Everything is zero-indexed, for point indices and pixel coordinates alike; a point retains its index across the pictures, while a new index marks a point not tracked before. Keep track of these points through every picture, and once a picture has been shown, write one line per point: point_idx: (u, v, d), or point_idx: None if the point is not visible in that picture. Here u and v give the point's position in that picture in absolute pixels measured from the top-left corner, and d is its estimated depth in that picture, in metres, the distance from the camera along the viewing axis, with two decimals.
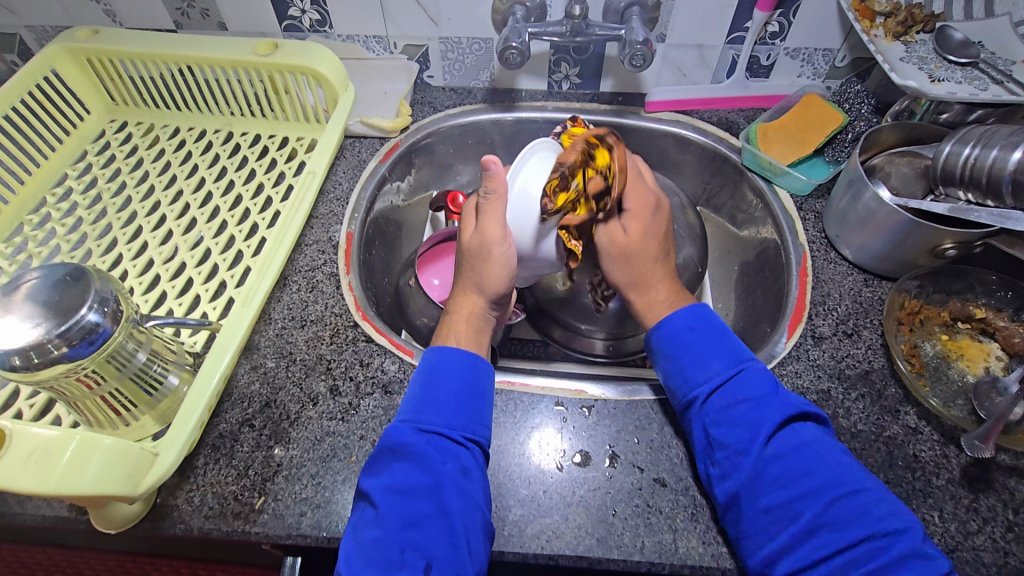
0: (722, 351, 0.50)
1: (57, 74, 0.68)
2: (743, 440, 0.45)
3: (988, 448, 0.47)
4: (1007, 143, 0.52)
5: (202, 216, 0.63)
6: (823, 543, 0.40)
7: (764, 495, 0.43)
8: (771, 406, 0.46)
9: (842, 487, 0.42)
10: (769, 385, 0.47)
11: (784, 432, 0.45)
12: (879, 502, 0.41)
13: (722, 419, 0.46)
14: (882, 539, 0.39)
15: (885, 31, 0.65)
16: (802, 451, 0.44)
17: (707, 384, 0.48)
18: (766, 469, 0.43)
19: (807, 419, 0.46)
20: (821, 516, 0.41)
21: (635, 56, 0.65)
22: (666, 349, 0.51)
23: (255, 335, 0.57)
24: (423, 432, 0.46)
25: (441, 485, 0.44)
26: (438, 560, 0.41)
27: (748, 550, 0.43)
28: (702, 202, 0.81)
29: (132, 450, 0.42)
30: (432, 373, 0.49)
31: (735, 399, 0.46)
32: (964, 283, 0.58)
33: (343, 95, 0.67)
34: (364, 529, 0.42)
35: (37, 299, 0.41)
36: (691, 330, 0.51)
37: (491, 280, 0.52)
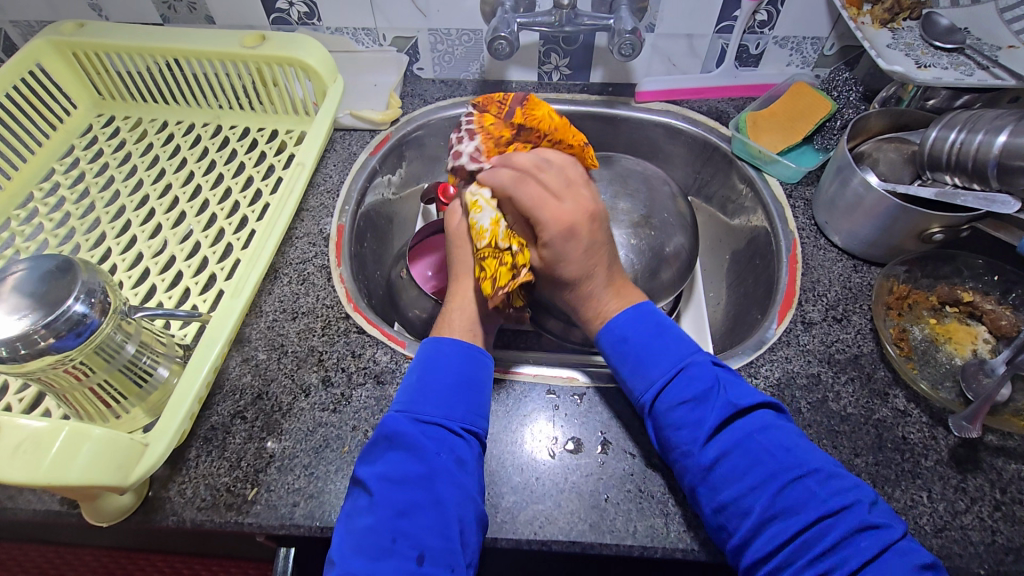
0: (663, 352, 0.49)
1: (42, 68, 0.67)
2: (688, 443, 0.45)
3: (976, 428, 0.48)
4: (992, 128, 0.53)
5: (191, 209, 0.63)
6: (778, 530, 0.40)
7: (715, 492, 0.43)
8: (711, 405, 0.45)
9: (789, 473, 0.42)
10: (710, 378, 0.47)
11: (723, 432, 0.44)
12: (827, 481, 0.42)
13: (668, 423, 0.46)
14: (829, 519, 0.40)
15: (872, 19, 0.66)
16: (747, 445, 0.44)
17: (649, 389, 0.48)
18: (714, 468, 0.43)
19: (753, 410, 0.46)
20: (772, 506, 0.41)
21: (624, 45, 0.65)
22: (612, 360, 0.51)
23: (246, 327, 0.57)
24: (418, 421, 0.46)
25: (435, 476, 0.43)
26: (430, 551, 0.41)
27: (722, 541, 0.43)
28: (693, 191, 0.81)
29: (122, 441, 0.42)
30: (427, 365, 0.49)
31: (677, 402, 0.46)
32: (952, 267, 0.59)
33: (332, 87, 0.67)
34: (356, 517, 0.43)
35: (24, 290, 0.41)
36: (628, 337, 0.50)
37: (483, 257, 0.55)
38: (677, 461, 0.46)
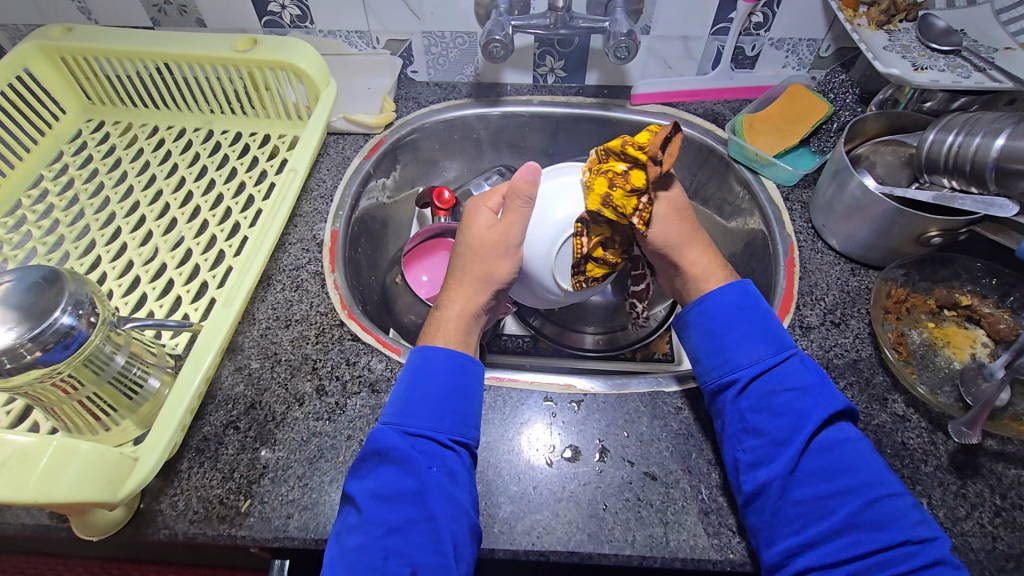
0: (771, 336, 0.50)
1: (29, 72, 0.66)
2: (787, 430, 0.46)
3: (976, 434, 0.48)
4: (990, 130, 0.53)
5: (182, 216, 0.62)
6: (857, 541, 0.42)
7: (801, 484, 0.44)
8: (817, 399, 0.47)
9: (878, 488, 0.43)
10: (815, 377, 0.48)
11: (829, 426, 0.46)
12: (914, 506, 0.43)
13: (768, 405, 0.47)
14: (914, 544, 0.41)
15: (868, 20, 0.65)
16: (845, 447, 0.45)
17: (753, 366, 0.49)
18: (808, 461, 0.45)
19: (846, 416, 0.48)
20: (855, 516, 0.42)
21: (620, 47, 0.64)
22: (714, 329, 0.51)
23: (239, 335, 0.56)
24: (407, 435, 0.46)
25: (426, 491, 0.43)
26: (423, 566, 0.41)
27: (765, 541, 0.43)
28: (689, 194, 0.80)
29: (111, 455, 0.41)
30: (417, 376, 0.48)
31: (782, 388, 0.48)
32: (949, 270, 0.59)
33: (324, 91, 0.66)
34: (346, 535, 0.42)
35: (9, 302, 0.40)
36: (743, 311, 0.52)
37: (501, 271, 0.54)
38: (768, 445, 0.46)
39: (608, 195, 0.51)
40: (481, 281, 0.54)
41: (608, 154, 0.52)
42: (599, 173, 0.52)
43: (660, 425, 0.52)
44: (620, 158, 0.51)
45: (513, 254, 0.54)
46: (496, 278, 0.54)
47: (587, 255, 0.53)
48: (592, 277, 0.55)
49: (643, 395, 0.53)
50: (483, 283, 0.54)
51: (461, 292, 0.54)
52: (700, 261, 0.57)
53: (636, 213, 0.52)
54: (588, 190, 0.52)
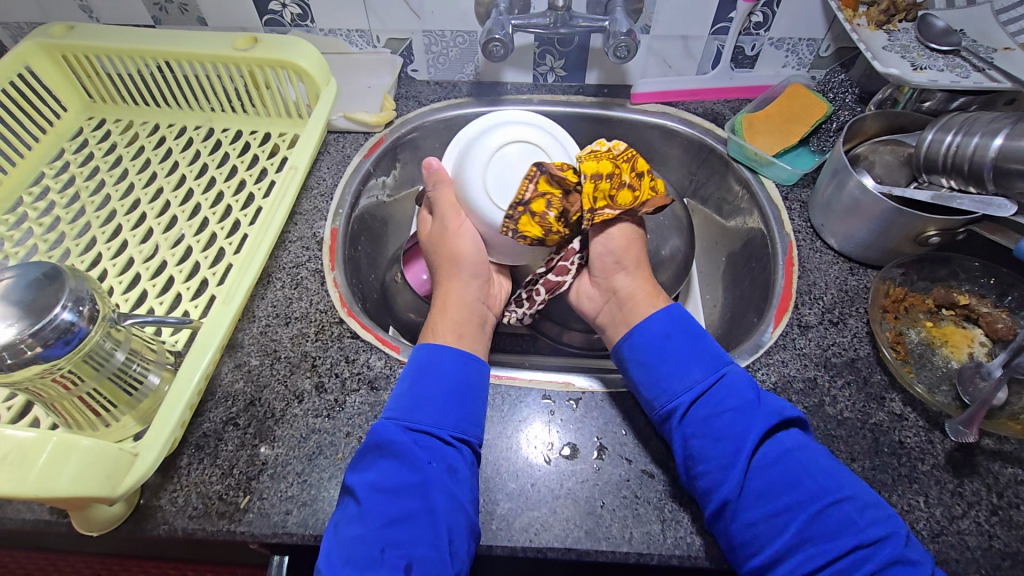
0: (701, 358, 0.51)
1: (31, 70, 0.67)
2: (728, 453, 0.45)
3: (972, 433, 0.48)
4: (988, 130, 0.53)
5: (183, 213, 0.62)
6: (812, 554, 0.41)
7: (748, 508, 0.43)
8: (754, 417, 0.46)
9: (828, 497, 0.43)
10: (751, 391, 0.48)
11: (767, 443, 0.46)
12: (864, 509, 0.42)
13: (706, 431, 0.47)
14: (867, 548, 0.41)
15: (868, 20, 0.65)
16: (787, 461, 0.45)
17: (687, 393, 0.49)
18: (751, 482, 0.44)
19: (791, 425, 0.47)
20: (805, 531, 0.42)
21: (619, 47, 0.64)
22: (646, 358, 0.51)
23: (239, 333, 0.56)
24: (411, 430, 0.46)
25: (428, 484, 0.44)
26: (418, 560, 0.41)
27: (737, 559, 0.43)
28: (689, 193, 0.81)
29: (111, 450, 0.41)
30: (420, 372, 0.49)
31: (718, 410, 0.47)
32: (948, 270, 0.59)
33: (324, 90, 0.67)
34: (344, 526, 0.42)
35: (10, 298, 0.40)
36: (671, 336, 0.52)
37: (464, 250, 0.57)
38: (710, 470, 0.45)
39: (601, 178, 0.57)
40: (453, 265, 0.58)
41: (631, 163, 0.57)
42: (614, 160, 0.57)
43: None
44: (632, 173, 0.57)
45: (466, 231, 0.58)
46: (462, 256, 0.58)
47: (527, 202, 0.55)
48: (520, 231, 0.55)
49: None
50: (455, 267, 0.58)
51: (446, 290, 0.57)
52: (639, 287, 0.57)
53: (592, 213, 0.56)
54: (594, 160, 0.57)
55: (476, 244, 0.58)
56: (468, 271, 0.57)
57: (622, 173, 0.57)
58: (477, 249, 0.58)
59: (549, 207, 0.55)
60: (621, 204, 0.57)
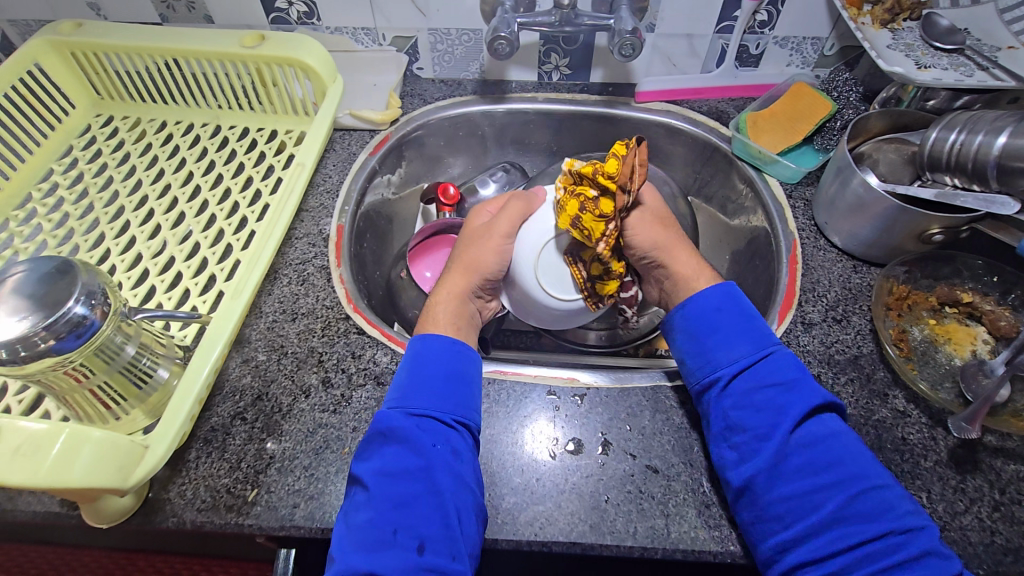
0: (750, 333, 0.50)
1: (40, 67, 0.67)
2: (766, 424, 0.46)
3: (975, 429, 0.49)
4: (992, 129, 0.53)
5: (191, 209, 0.63)
6: (846, 533, 0.41)
7: (781, 483, 0.44)
8: (799, 394, 0.47)
9: (863, 481, 0.43)
10: (796, 370, 0.48)
11: (811, 422, 0.46)
12: (902, 499, 0.43)
13: (748, 403, 0.47)
14: (902, 534, 0.40)
15: (872, 19, 0.66)
16: (830, 442, 0.45)
17: (732, 365, 0.49)
18: (790, 457, 0.44)
19: (833, 410, 0.48)
20: (840, 509, 0.42)
21: (625, 45, 0.65)
22: (693, 329, 0.52)
23: (246, 329, 0.57)
24: (411, 415, 0.46)
25: (432, 466, 0.44)
26: (429, 540, 0.42)
27: (757, 536, 0.44)
28: (693, 191, 0.81)
29: (122, 443, 0.42)
30: (418, 360, 0.49)
31: (761, 384, 0.47)
32: (951, 268, 0.59)
33: (331, 87, 0.67)
34: (354, 512, 0.43)
35: (23, 292, 0.41)
36: (722, 309, 0.52)
37: (487, 260, 0.57)
38: (749, 441, 0.46)
39: (579, 216, 0.55)
40: (469, 269, 0.57)
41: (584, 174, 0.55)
42: (573, 194, 0.55)
43: (662, 420, 0.52)
44: (592, 183, 0.55)
45: (497, 249, 0.58)
46: (482, 266, 0.57)
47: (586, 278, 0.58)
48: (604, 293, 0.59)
49: (645, 390, 0.54)
50: (470, 270, 0.57)
51: (451, 282, 0.57)
52: (679, 271, 0.57)
53: (604, 239, 0.54)
54: (560, 210, 0.56)
55: (500, 262, 0.58)
56: (478, 277, 0.57)
57: (586, 192, 0.55)
58: (499, 268, 0.58)
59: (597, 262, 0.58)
60: (612, 212, 0.54)
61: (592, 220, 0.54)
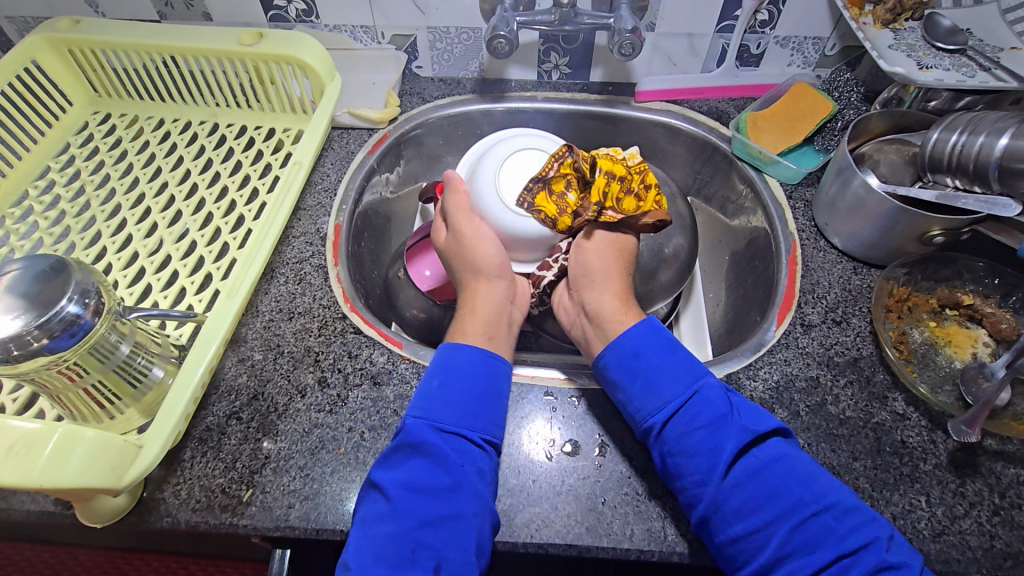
0: (678, 372, 0.49)
1: (37, 64, 0.67)
2: (703, 469, 0.44)
3: (975, 432, 0.48)
4: (994, 130, 0.53)
5: (188, 208, 0.63)
6: (797, 566, 0.41)
7: (730, 523, 0.43)
8: (727, 432, 0.45)
9: (805, 509, 0.42)
10: (724, 405, 0.47)
11: (743, 459, 0.44)
12: (844, 517, 0.42)
13: (679, 449, 0.46)
14: (849, 557, 0.40)
15: (874, 19, 0.65)
16: (762, 474, 0.44)
17: (661, 411, 0.47)
18: (728, 498, 0.43)
19: (767, 437, 0.46)
20: (787, 543, 0.41)
21: (624, 44, 0.64)
22: (617, 377, 0.50)
23: (242, 327, 0.56)
24: (442, 431, 0.46)
25: (461, 486, 0.44)
26: (448, 562, 0.41)
27: (728, 569, 0.43)
28: (693, 192, 0.81)
29: (116, 442, 0.41)
30: (450, 372, 0.49)
31: (690, 428, 0.46)
32: (952, 270, 0.59)
33: (329, 85, 0.67)
34: (372, 524, 0.42)
35: (17, 290, 0.40)
36: (640, 353, 0.50)
37: (487, 258, 0.57)
38: (688, 487, 0.45)
39: (614, 177, 0.57)
40: (480, 271, 0.57)
41: (643, 175, 0.57)
42: (627, 169, 0.58)
43: None
44: (641, 185, 0.57)
45: (483, 237, 0.58)
46: (489, 263, 0.57)
47: (547, 180, 0.59)
48: (535, 207, 0.59)
49: None
50: (480, 273, 0.57)
51: (472, 293, 0.57)
52: None
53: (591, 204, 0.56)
54: (609, 160, 0.57)
55: (498, 249, 0.58)
56: (494, 274, 0.57)
57: (636, 175, 0.57)
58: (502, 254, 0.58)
59: (568, 188, 0.59)
60: (623, 209, 0.56)
61: (607, 192, 0.56)
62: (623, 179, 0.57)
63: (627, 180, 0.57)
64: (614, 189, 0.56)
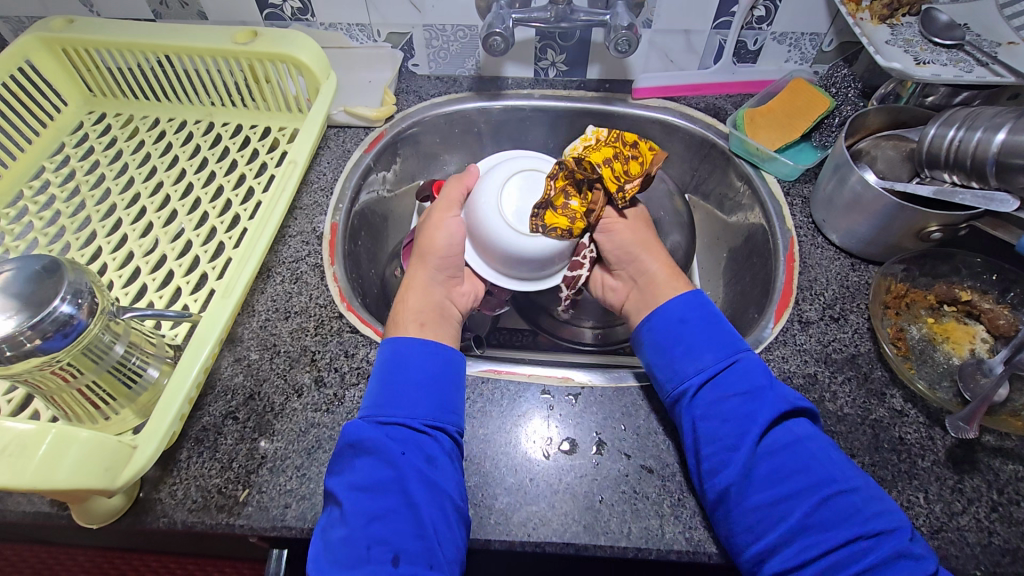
0: (713, 344, 0.50)
1: (31, 63, 0.66)
2: (734, 433, 0.45)
3: (972, 429, 0.48)
4: (991, 125, 0.52)
5: (183, 207, 0.62)
6: (812, 544, 0.41)
7: (752, 493, 0.43)
8: (764, 402, 0.46)
9: (831, 485, 0.43)
10: (762, 376, 0.48)
11: (772, 430, 0.45)
12: (868, 500, 0.42)
13: (711, 414, 0.46)
14: (870, 539, 0.40)
15: (871, 15, 0.65)
16: (796, 447, 0.44)
17: (695, 376, 0.49)
18: (757, 466, 0.44)
19: (799, 414, 0.47)
20: (807, 518, 0.41)
21: (621, 41, 0.64)
22: (659, 343, 0.52)
23: (238, 327, 0.56)
24: (382, 424, 0.46)
25: (404, 478, 0.44)
26: (406, 553, 0.42)
27: (737, 547, 0.43)
28: (691, 189, 0.81)
29: (110, 443, 0.41)
30: (394, 366, 0.49)
31: (726, 394, 0.47)
32: (950, 266, 0.59)
33: (325, 84, 0.66)
34: (331, 529, 0.43)
35: (10, 290, 0.40)
36: (685, 320, 0.52)
37: (433, 244, 0.58)
38: (711, 454, 0.45)
39: (609, 160, 0.58)
40: (426, 256, 0.58)
41: (623, 140, 0.59)
42: (609, 143, 0.58)
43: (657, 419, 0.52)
44: (630, 149, 0.58)
45: (445, 226, 0.59)
46: (434, 247, 0.58)
47: (548, 201, 0.57)
48: (549, 226, 0.57)
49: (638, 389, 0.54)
50: (426, 258, 0.58)
51: (412, 279, 0.58)
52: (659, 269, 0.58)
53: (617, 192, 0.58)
54: (593, 150, 0.58)
55: (449, 240, 0.59)
56: (433, 262, 0.58)
57: (623, 146, 0.58)
58: (450, 247, 0.59)
59: (570, 197, 0.57)
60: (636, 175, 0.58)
61: (612, 174, 0.58)
62: (614, 158, 0.58)
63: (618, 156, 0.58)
64: (620, 169, 0.58)
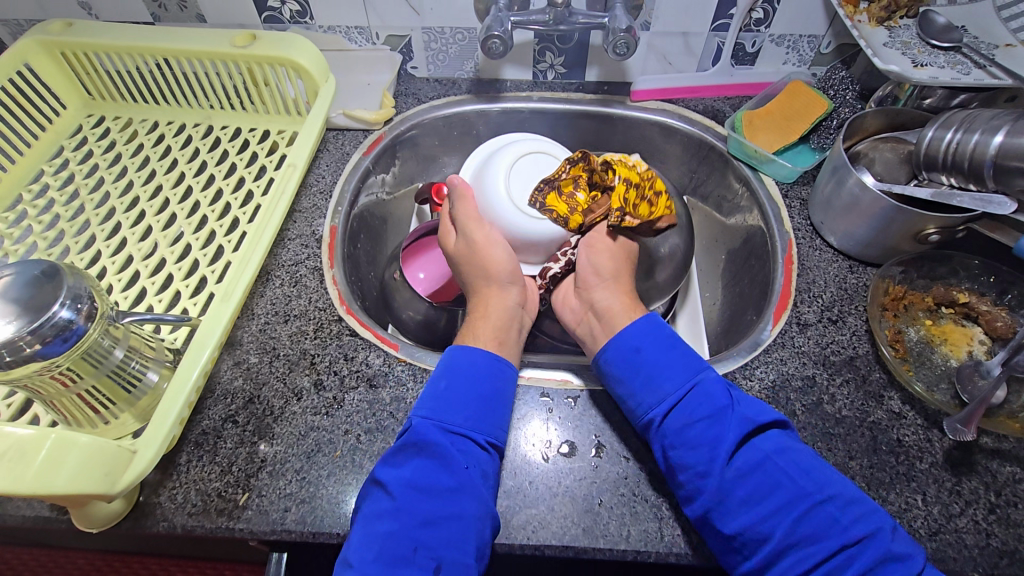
0: (675, 367, 0.49)
1: (30, 67, 0.67)
2: (704, 460, 0.44)
3: (970, 431, 0.48)
4: (988, 128, 0.53)
5: (182, 211, 0.62)
6: (802, 556, 0.40)
7: (731, 517, 0.42)
8: (727, 423, 0.45)
9: (809, 498, 0.42)
10: (724, 397, 0.47)
11: (742, 452, 0.44)
12: (847, 507, 0.42)
13: (680, 441, 0.45)
14: (853, 548, 0.40)
15: (869, 17, 0.65)
16: (766, 466, 0.43)
17: (660, 405, 0.47)
18: (732, 490, 0.43)
19: (768, 429, 0.46)
20: (793, 532, 0.41)
21: (619, 43, 0.64)
22: (616, 373, 0.50)
23: (237, 331, 0.56)
24: (448, 432, 0.46)
25: (464, 488, 0.44)
26: (448, 562, 0.41)
27: (731, 562, 0.43)
28: (689, 191, 0.81)
29: (110, 448, 0.41)
30: (456, 373, 0.49)
31: (691, 419, 0.46)
32: (947, 268, 0.59)
33: (324, 87, 0.66)
34: (375, 522, 0.42)
35: (9, 296, 0.40)
36: (640, 348, 0.50)
37: (496, 263, 0.56)
38: (686, 480, 0.45)
39: (630, 184, 0.55)
40: (491, 276, 0.56)
41: (654, 179, 0.56)
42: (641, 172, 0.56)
43: None
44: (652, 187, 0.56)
45: (494, 242, 0.57)
46: (499, 266, 0.56)
47: (558, 182, 0.60)
48: (547, 206, 0.59)
49: None
50: (489, 278, 0.56)
51: (484, 298, 0.56)
52: None
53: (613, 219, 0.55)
54: (623, 167, 0.55)
55: (506, 252, 0.57)
56: (506, 280, 0.56)
57: (652, 179, 0.56)
58: (511, 258, 0.57)
59: (578, 187, 0.59)
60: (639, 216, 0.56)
61: (625, 204, 0.55)
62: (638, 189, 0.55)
63: (643, 188, 0.56)
64: (634, 203, 0.55)
